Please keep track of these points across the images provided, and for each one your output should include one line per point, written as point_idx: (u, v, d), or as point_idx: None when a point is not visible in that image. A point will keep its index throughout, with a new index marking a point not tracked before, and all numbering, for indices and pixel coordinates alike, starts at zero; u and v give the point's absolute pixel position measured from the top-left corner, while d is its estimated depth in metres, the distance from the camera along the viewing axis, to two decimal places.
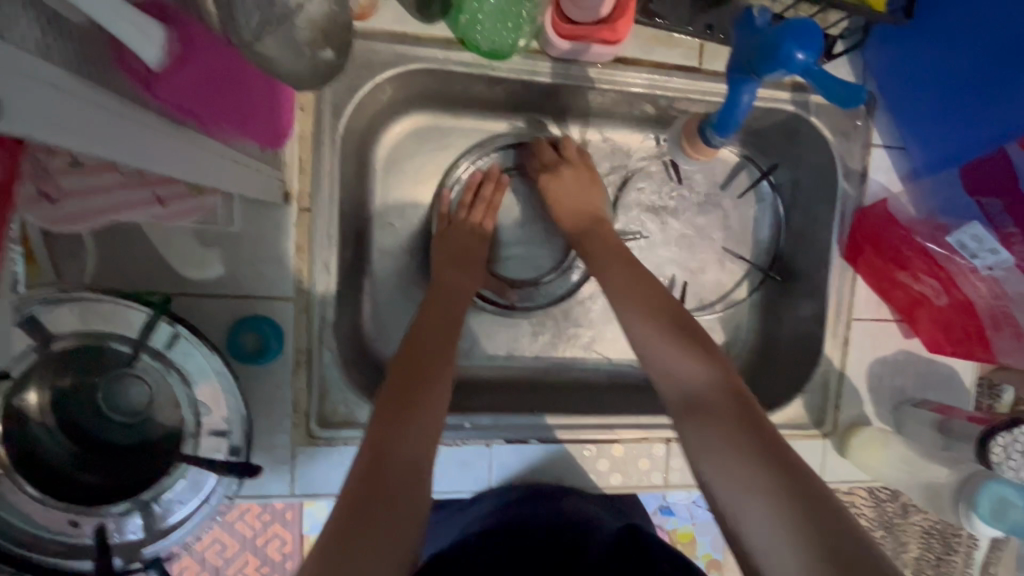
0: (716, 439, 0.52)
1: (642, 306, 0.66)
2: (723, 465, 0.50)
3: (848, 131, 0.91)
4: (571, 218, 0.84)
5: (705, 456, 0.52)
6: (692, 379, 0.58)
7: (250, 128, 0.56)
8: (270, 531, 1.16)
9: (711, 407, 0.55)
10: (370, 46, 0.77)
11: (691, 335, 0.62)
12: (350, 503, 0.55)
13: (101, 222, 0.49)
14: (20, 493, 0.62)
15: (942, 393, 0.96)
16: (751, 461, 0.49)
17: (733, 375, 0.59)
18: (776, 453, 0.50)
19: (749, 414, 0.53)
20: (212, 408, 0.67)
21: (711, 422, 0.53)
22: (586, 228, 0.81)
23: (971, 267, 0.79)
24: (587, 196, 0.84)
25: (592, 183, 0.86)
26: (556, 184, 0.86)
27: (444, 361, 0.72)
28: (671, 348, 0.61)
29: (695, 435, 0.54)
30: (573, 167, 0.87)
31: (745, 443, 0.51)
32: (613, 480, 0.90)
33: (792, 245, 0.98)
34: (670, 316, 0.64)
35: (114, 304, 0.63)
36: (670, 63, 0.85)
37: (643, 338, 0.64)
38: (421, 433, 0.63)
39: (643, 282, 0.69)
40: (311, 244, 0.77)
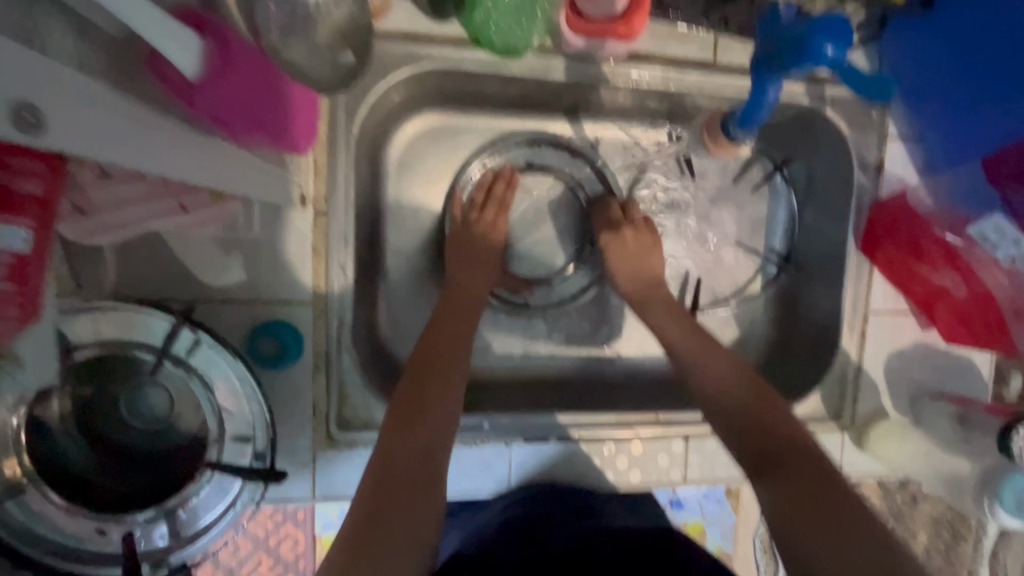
0: (787, 489, 0.54)
1: (712, 362, 0.70)
2: (801, 518, 0.51)
3: (863, 123, 0.90)
4: (629, 281, 0.84)
5: (781, 506, 0.53)
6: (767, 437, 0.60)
7: (291, 144, 0.55)
8: (282, 531, 1.16)
9: (787, 462, 0.56)
10: (383, 46, 0.76)
11: (765, 396, 0.64)
12: (363, 508, 0.55)
13: (128, 232, 0.49)
14: (46, 502, 0.62)
15: (959, 384, 0.95)
16: (831, 517, 0.50)
17: (804, 428, 0.61)
18: (851, 508, 0.51)
19: (825, 470, 0.54)
20: (235, 414, 0.67)
21: (788, 475, 0.55)
22: (647, 295, 0.82)
23: (992, 257, 0.82)
24: (647, 261, 0.84)
25: (650, 246, 0.86)
26: (617, 245, 0.86)
27: (457, 362, 0.71)
28: (744, 408, 0.64)
29: (770, 489, 0.55)
30: (635, 231, 0.87)
31: (824, 499, 0.52)
32: (632, 478, 0.90)
33: (807, 238, 0.98)
34: (741, 379, 0.67)
35: (136, 313, 0.62)
36: (685, 57, 0.84)
37: (716, 400, 0.66)
38: (430, 435, 0.62)
39: (715, 349, 0.71)
40: (327, 247, 0.76)
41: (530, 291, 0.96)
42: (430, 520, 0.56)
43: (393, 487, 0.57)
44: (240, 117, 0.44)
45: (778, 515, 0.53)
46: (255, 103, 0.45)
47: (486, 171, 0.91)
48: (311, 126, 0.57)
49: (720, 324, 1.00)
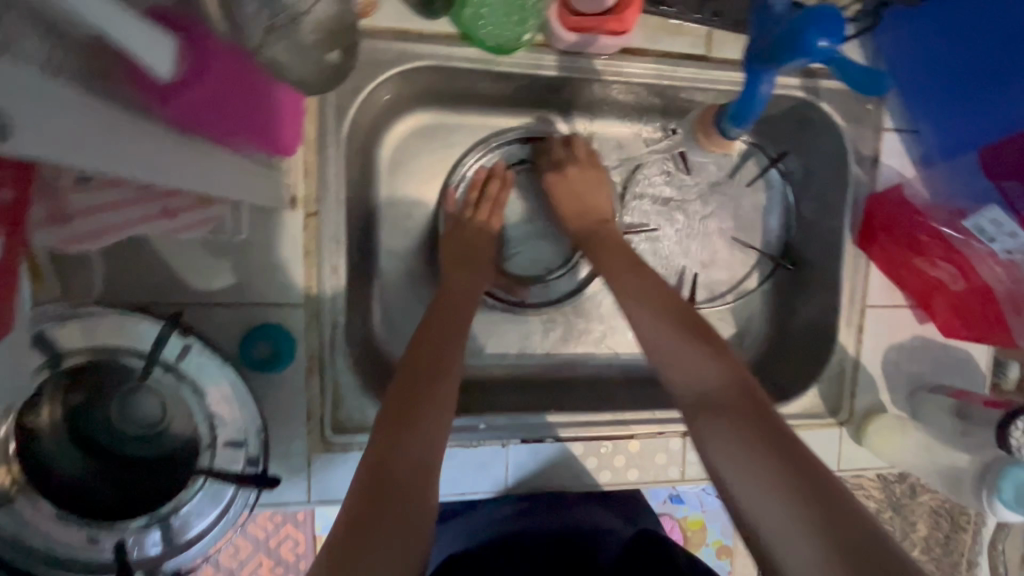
0: (724, 437, 0.51)
1: (651, 304, 0.66)
2: (736, 460, 0.49)
3: (859, 116, 0.89)
4: (577, 218, 0.83)
5: (718, 450, 0.50)
6: (704, 378, 0.57)
7: (265, 140, 0.54)
8: (282, 532, 1.15)
9: (724, 403, 0.53)
10: (373, 44, 0.75)
11: (703, 333, 0.61)
12: (351, 516, 0.54)
13: (112, 238, 0.48)
14: (37, 511, 0.61)
15: (957, 377, 0.95)
16: (765, 457, 0.48)
17: (743, 369, 0.57)
18: (789, 447, 0.48)
19: (761, 411, 0.52)
20: (227, 420, 0.66)
21: (722, 418, 0.52)
22: (590, 236, 0.80)
23: (989, 250, 0.78)
24: (594, 200, 0.83)
25: (603, 182, 0.85)
26: (562, 184, 0.85)
27: (453, 363, 0.70)
28: (681, 348, 0.60)
29: (706, 433, 0.52)
30: (579, 167, 0.85)
31: (758, 437, 0.49)
32: (629, 476, 0.90)
33: (804, 232, 0.97)
34: (680, 318, 0.63)
35: (125, 319, 0.62)
36: (678, 51, 0.84)
37: (654, 342, 0.63)
38: (425, 439, 0.61)
39: (656, 286, 0.68)
40: (319, 249, 0.76)
41: (526, 290, 0.94)
42: (422, 527, 0.55)
43: (387, 493, 0.56)
44: (213, 117, 0.43)
45: (715, 460, 0.50)
46: (232, 103, 0.43)
47: (479, 169, 0.90)
48: (288, 122, 0.56)
49: (717, 319, 0.99)
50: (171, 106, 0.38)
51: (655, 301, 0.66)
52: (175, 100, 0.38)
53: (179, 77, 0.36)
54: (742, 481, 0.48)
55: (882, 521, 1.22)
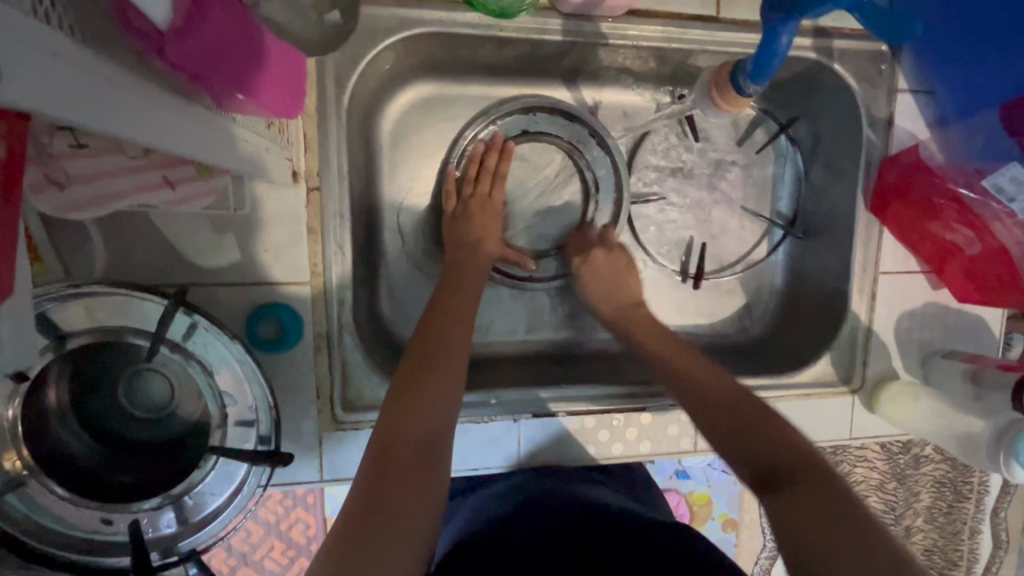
0: (799, 512, 0.48)
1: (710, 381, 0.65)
2: (809, 543, 0.46)
3: (872, 77, 0.87)
4: (605, 298, 0.84)
5: (789, 524, 0.48)
6: (774, 454, 0.55)
7: (276, 107, 0.52)
8: (293, 515, 1.16)
9: (799, 480, 0.51)
10: (372, 10, 0.73)
11: (767, 413, 0.59)
12: (359, 498, 0.53)
13: (111, 209, 0.46)
14: (49, 494, 0.61)
15: (969, 343, 0.94)
16: (843, 532, 0.46)
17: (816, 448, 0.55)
18: (867, 532, 0.46)
19: (837, 485, 0.50)
20: (238, 398, 0.65)
21: (798, 493, 0.50)
22: (629, 316, 0.81)
23: (1007, 210, 0.77)
24: (619, 280, 0.85)
25: (622, 267, 0.86)
26: (590, 269, 0.86)
27: (455, 357, 0.67)
28: (744, 428, 0.58)
29: (774, 509, 0.50)
30: (608, 252, 0.87)
31: (837, 519, 0.47)
32: (641, 449, 0.89)
33: (815, 201, 0.96)
34: (740, 399, 0.62)
35: (129, 297, 0.60)
36: (686, 13, 0.81)
37: (713, 417, 0.61)
38: (429, 420, 0.59)
39: (713, 372, 0.67)
40: (323, 225, 0.74)
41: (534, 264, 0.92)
42: (428, 505, 0.55)
43: (397, 476, 0.54)
44: (221, 74, 0.40)
45: (787, 538, 0.48)
46: (236, 58, 0.41)
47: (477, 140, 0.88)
48: (292, 83, 0.54)
49: (725, 291, 0.99)
50: (169, 56, 0.35)
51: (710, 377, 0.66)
52: (170, 49, 0.35)
53: (176, 22, 0.34)
54: (820, 562, 0.45)
55: (885, 492, 1.23)
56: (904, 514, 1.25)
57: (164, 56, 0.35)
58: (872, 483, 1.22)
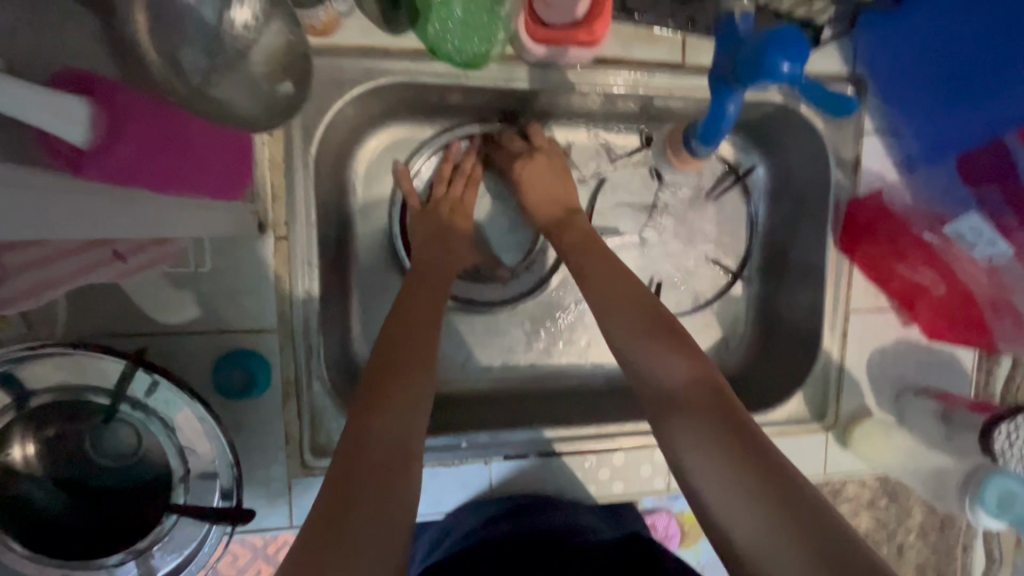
0: (686, 430, 0.51)
1: (615, 296, 0.64)
2: (697, 460, 0.49)
3: (839, 120, 0.88)
4: (543, 206, 0.80)
5: (673, 441, 0.51)
6: (659, 371, 0.56)
7: (211, 185, 0.52)
8: (280, 539, 1.11)
9: (682, 395, 0.53)
10: (337, 62, 0.73)
11: (661, 325, 0.60)
12: (328, 502, 0.51)
13: (64, 291, 0.46)
14: (9, 550, 0.62)
15: (944, 379, 0.94)
16: (720, 446, 0.48)
17: (706, 360, 0.56)
18: (770, 465, 0.47)
19: (720, 398, 0.52)
20: (199, 453, 0.65)
21: (698, 426, 0.50)
22: (561, 221, 0.77)
23: (970, 256, 0.80)
24: (562, 188, 0.81)
25: (562, 174, 0.82)
26: (531, 170, 0.82)
27: (420, 335, 0.68)
28: (636, 341, 0.59)
29: (678, 442, 0.51)
30: (546, 157, 0.83)
31: (717, 433, 0.49)
32: (614, 489, 0.89)
33: (787, 237, 0.96)
34: (635, 306, 0.62)
35: (88, 358, 0.60)
36: (652, 59, 0.82)
37: (614, 335, 0.62)
38: (409, 394, 0.61)
39: (624, 284, 0.65)
40: (290, 273, 0.74)
41: (506, 272, 0.94)
42: (403, 504, 0.53)
43: (360, 480, 0.52)
44: (145, 165, 0.40)
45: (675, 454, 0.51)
46: (159, 155, 0.42)
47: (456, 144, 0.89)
48: (226, 162, 0.54)
49: (702, 325, 0.99)
50: (87, 173, 0.35)
51: (617, 288, 0.64)
52: (84, 158, 0.34)
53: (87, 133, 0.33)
54: (706, 475, 0.48)
55: (876, 509, 1.21)
56: (895, 532, 1.23)
57: (82, 173, 0.35)
58: (863, 500, 1.20)
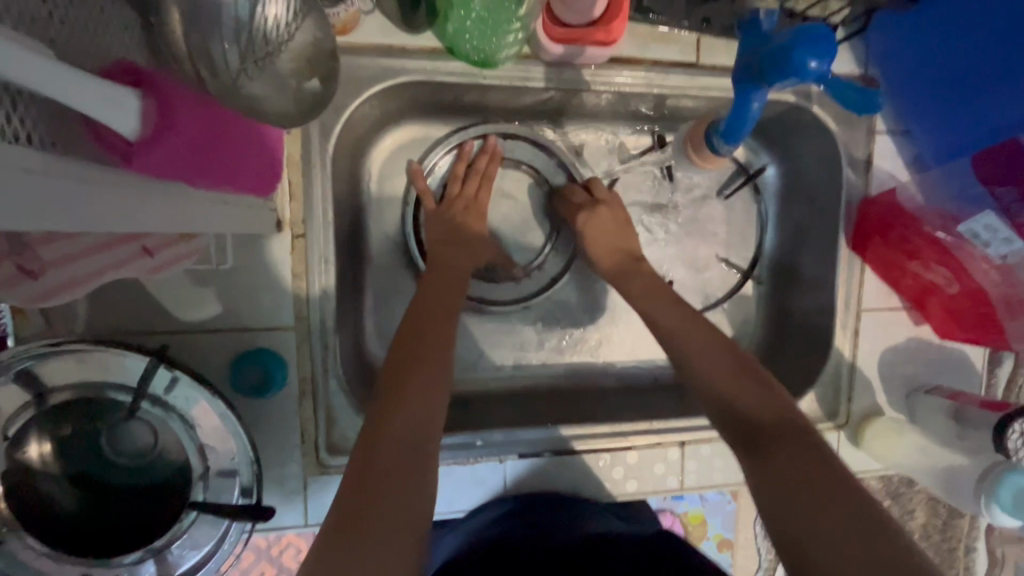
0: (781, 469, 0.50)
1: (703, 341, 0.66)
2: (789, 502, 0.48)
3: (851, 120, 0.88)
4: (606, 255, 0.82)
5: (764, 483, 0.51)
6: (750, 414, 0.57)
7: (245, 180, 0.53)
8: (285, 539, 1.11)
9: (775, 438, 0.54)
10: (355, 60, 0.74)
11: (749, 374, 0.61)
12: (346, 494, 0.52)
13: (93, 286, 0.46)
14: (28, 548, 0.61)
15: (953, 377, 0.95)
16: (819, 489, 0.48)
17: (796, 408, 0.57)
18: (854, 495, 0.47)
19: (816, 443, 0.52)
20: (218, 450, 0.66)
21: (781, 453, 0.52)
22: (626, 270, 0.79)
23: (985, 254, 0.79)
24: (623, 239, 0.83)
25: (625, 223, 0.84)
26: (593, 224, 0.84)
27: (445, 330, 0.68)
28: (727, 385, 0.61)
29: (759, 467, 0.52)
30: (609, 209, 0.85)
31: (815, 477, 0.49)
32: (628, 488, 0.89)
33: (798, 236, 0.97)
34: (722, 352, 0.64)
35: (109, 354, 0.60)
36: (667, 59, 0.82)
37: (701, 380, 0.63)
38: (428, 393, 0.60)
39: (702, 325, 0.68)
40: (307, 270, 0.74)
41: (520, 271, 0.93)
42: (419, 504, 0.52)
43: (375, 478, 0.52)
44: (195, 165, 0.41)
45: (765, 494, 0.50)
46: (209, 155, 0.42)
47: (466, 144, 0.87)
48: (261, 160, 0.55)
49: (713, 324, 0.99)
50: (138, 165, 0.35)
51: (703, 335, 0.66)
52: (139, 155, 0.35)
53: (146, 135, 0.34)
54: (798, 518, 0.47)
55: None
56: None
57: (133, 164, 0.35)
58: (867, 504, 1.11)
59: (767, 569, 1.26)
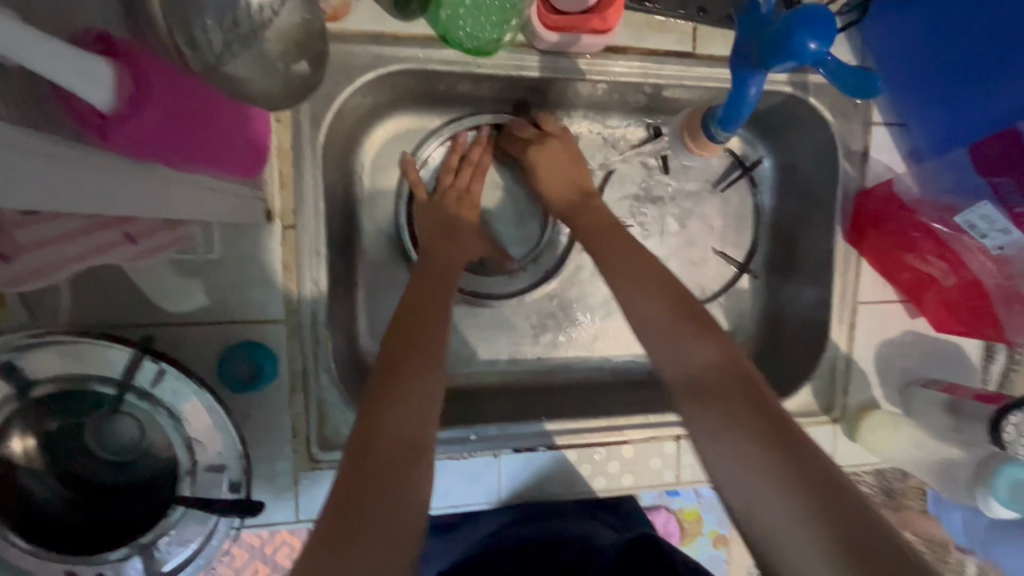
0: (720, 424, 0.49)
1: (647, 287, 0.62)
2: (730, 457, 0.48)
3: (847, 111, 0.88)
4: (559, 193, 0.80)
5: (704, 436, 0.50)
6: (691, 363, 0.55)
7: (227, 162, 0.52)
8: (277, 538, 1.10)
9: (715, 389, 0.52)
10: (346, 48, 0.72)
11: (692, 319, 0.58)
12: (335, 502, 0.50)
13: (72, 272, 0.45)
14: (11, 546, 0.59)
15: (949, 371, 0.95)
16: (757, 444, 0.47)
17: (739, 354, 0.55)
18: (796, 453, 0.46)
19: (756, 392, 0.51)
20: (206, 444, 0.64)
21: (720, 407, 0.50)
22: (580, 203, 0.77)
23: (980, 245, 0.78)
24: (575, 170, 0.81)
25: (575, 155, 0.82)
26: (544, 158, 0.81)
27: (438, 321, 0.67)
28: (668, 332, 0.58)
29: (701, 423, 0.50)
30: (559, 141, 0.82)
31: (753, 431, 0.48)
32: (623, 482, 0.88)
33: (794, 230, 0.96)
34: (667, 297, 0.60)
35: (93, 346, 0.59)
36: (663, 49, 0.81)
37: (643, 326, 0.60)
38: (422, 387, 0.59)
39: (648, 267, 0.64)
40: (298, 263, 0.73)
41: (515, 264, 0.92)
42: (414, 501, 0.52)
43: (370, 474, 0.51)
44: (172, 144, 0.40)
45: (706, 449, 0.49)
46: (186, 134, 0.41)
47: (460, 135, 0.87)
48: (241, 143, 0.54)
49: None
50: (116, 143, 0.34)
51: (647, 279, 0.63)
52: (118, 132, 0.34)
53: (122, 110, 0.33)
54: (737, 471, 0.47)
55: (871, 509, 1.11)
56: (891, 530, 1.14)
57: (112, 143, 0.34)
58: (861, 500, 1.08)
59: None
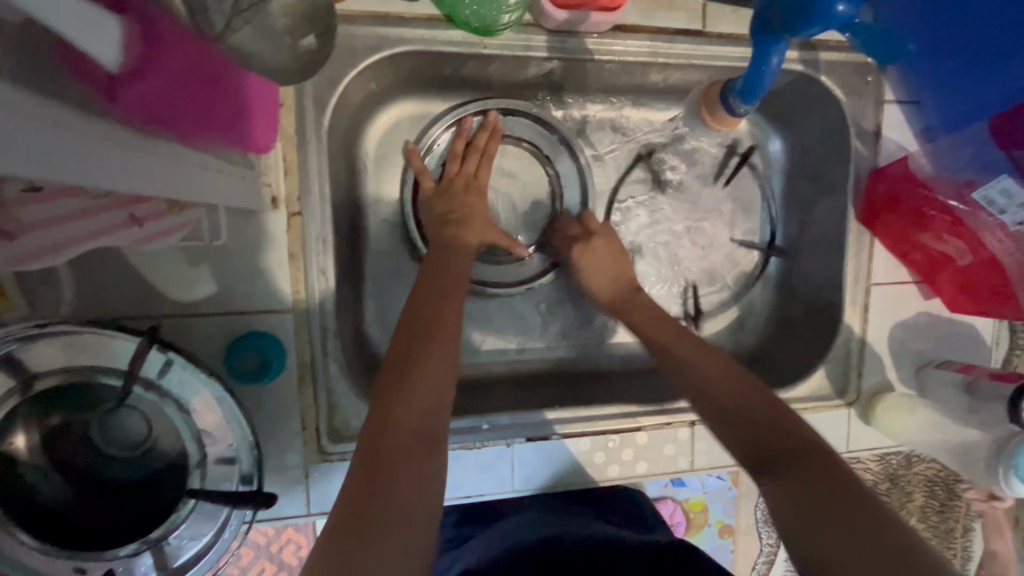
0: (791, 488, 0.48)
1: (710, 367, 0.64)
2: (805, 521, 0.46)
3: (859, 89, 0.87)
4: (606, 290, 0.82)
5: (779, 500, 0.48)
6: (761, 434, 0.55)
7: (235, 137, 0.51)
8: (284, 536, 1.08)
9: (786, 459, 0.51)
10: (350, 29, 0.70)
11: (761, 395, 0.59)
12: (344, 507, 0.48)
13: (75, 254, 0.43)
14: (18, 544, 0.58)
15: (963, 352, 0.94)
16: (834, 506, 0.45)
17: (807, 426, 0.54)
18: (873, 515, 0.44)
19: (824, 458, 0.50)
20: (218, 437, 0.63)
21: (790, 473, 0.49)
22: (631, 304, 0.78)
23: (998, 222, 0.76)
24: (621, 269, 0.82)
25: (619, 254, 0.84)
26: (590, 258, 0.83)
27: (446, 314, 0.64)
28: (735, 407, 0.59)
29: (772, 491, 0.50)
30: (605, 241, 0.85)
31: (826, 499, 0.46)
32: (638, 469, 0.87)
33: (804, 211, 0.95)
34: (731, 377, 0.62)
35: (98, 336, 0.57)
36: (673, 27, 0.80)
37: (708, 407, 0.61)
38: (433, 395, 0.56)
39: (707, 352, 0.67)
40: (305, 251, 0.71)
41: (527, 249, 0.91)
42: (424, 502, 0.49)
43: (382, 466, 0.50)
44: (180, 114, 0.39)
45: (780, 514, 0.48)
46: (196, 103, 0.40)
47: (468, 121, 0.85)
48: (253, 115, 0.53)
49: (717, 304, 0.97)
50: (126, 106, 0.33)
51: (714, 364, 0.64)
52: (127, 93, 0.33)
53: (131, 70, 0.32)
54: (816, 543, 0.44)
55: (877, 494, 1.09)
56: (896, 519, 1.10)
57: (123, 105, 0.33)
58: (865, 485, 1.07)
59: (768, 555, 1.25)
